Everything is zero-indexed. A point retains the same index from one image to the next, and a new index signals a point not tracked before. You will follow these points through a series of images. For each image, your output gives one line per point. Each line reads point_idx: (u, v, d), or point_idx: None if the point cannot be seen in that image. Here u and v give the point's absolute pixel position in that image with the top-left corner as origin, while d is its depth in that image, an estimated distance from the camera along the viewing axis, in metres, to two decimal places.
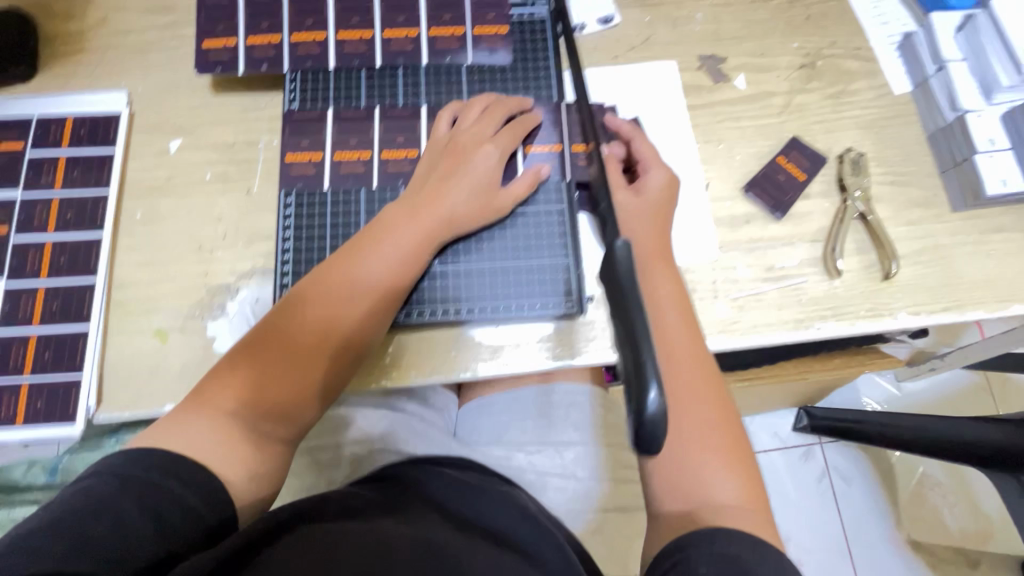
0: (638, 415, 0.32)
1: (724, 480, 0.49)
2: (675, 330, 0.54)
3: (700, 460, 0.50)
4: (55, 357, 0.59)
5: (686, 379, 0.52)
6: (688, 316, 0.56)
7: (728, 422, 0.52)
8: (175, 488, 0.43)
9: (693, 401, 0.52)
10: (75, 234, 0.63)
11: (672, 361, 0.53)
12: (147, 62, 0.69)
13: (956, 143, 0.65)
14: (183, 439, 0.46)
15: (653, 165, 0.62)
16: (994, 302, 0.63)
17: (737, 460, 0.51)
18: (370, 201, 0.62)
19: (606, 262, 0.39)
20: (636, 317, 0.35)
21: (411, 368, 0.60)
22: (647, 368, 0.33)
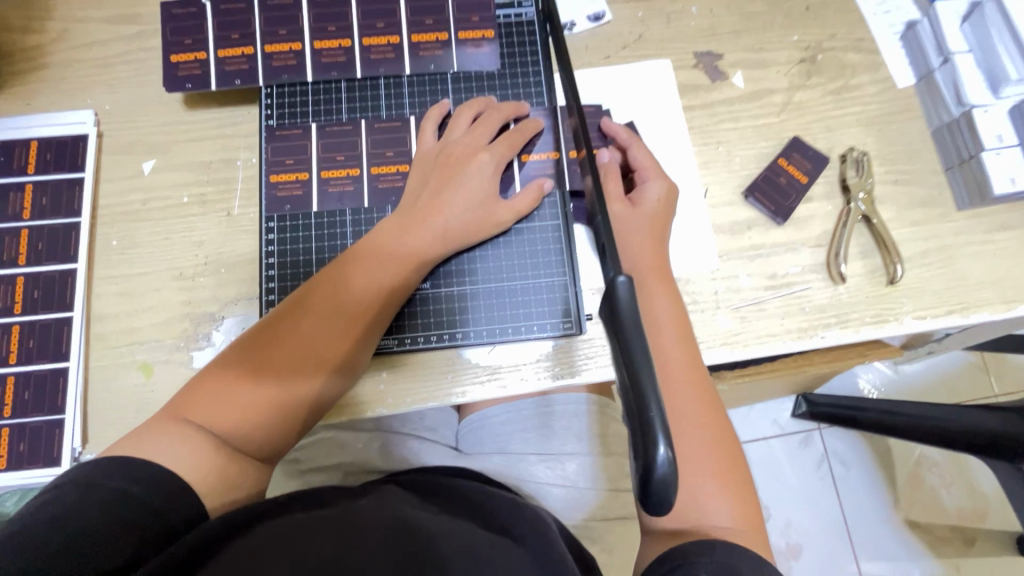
0: (647, 473, 0.31)
1: (721, 503, 0.49)
2: (673, 348, 0.53)
3: (696, 481, 0.49)
4: (35, 396, 0.57)
5: (684, 398, 0.51)
6: (687, 332, 0.54)
7: (726, 444, 0.51)
8: (143, 491, 0.42)
9: (691, 420, 0.51)
10: (48, 266, 0.60)
11: (669, 379, 0.52)
12: (113, 77, 0.66)
13: (962, 140, 0.63)
14: (155, 454, 0.44)
15: (651, 176, 0.60)
16: (1001, 303, 0.62)
17: (734, 482, 0.50)
18: (357, 222, 0.60)
19: (606, 297, 0.36)
20: (642, 365, 0.33)
21: (406, 395, 0.58)
22: (654, 424, 0.31)
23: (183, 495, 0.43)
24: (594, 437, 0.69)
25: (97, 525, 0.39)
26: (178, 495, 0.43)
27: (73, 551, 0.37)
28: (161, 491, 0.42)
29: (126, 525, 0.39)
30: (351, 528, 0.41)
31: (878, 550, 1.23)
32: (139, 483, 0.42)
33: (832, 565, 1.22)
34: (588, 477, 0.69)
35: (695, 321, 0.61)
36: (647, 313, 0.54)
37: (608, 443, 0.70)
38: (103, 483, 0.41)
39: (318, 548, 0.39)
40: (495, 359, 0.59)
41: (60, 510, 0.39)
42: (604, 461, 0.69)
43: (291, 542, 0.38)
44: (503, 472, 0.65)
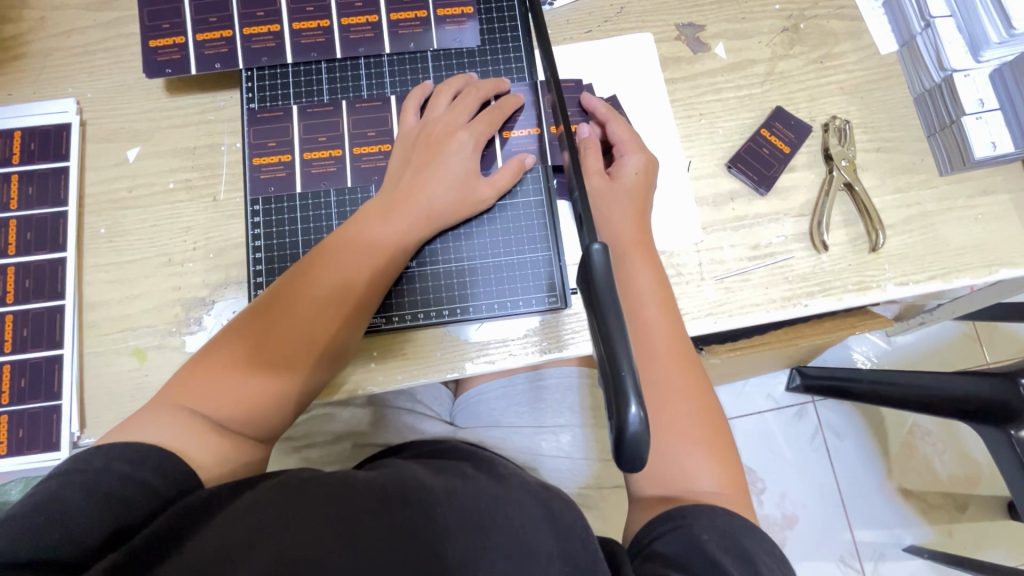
0: (621, 433, 0.32)
1: (704, 467, 0.50)
2: (655, 319, 0.54)
3: (679, 448, 0.50)
4: (32, 384, 0.58)
5: (666, 368, 0.52)
6: (670, 304, 0.55)
7: (708, 411, 0.52)
8: (127, 468, 0.42)
9: (675, 389, 0.52)
10: (37, 256, 0.60)
11: (652, 350, 0.53)
12: (93, 65, 0.65)
13: (944, 105, 0.63)
14: (144, 435, 0.45)
15: (629, 149, 0.60)
16: (982, 267, 0.62)
17: (718, 447, 0.51)
18: (341, 202, 0.60)
19: (582, 267, 0.37)
20: (616, 330, 0.34)
21: (398, 372, 0.60)
22: (626, 385, 0.32)
23: (168, 468, 0.44)
24: (588, 409, 0.71)
25: (82, 506, 0.40)
26: (167, 468, 0.44)
27: (60, 530, 0.39)
28: (145, 465, 0.43)
29: (112, 502, 0.41)
30: (341, 498, 0.43)
31: (871, 518, 1.26)
32: (122, 461, 0.43)
33: (826, 534, 1.25)
34: (579, 447, 0.70)
35: (680, 292, 0.62)
36: (629, 286, 0.55)
37: (599, 416, 0.72)
38: (86, 464, 0.42)
39: (308, 518, 0.41)
40: (484, 335, 0.60)
41: (48, 493, 0.40)
42: (595, 432, 0.70)
43: (281, 515, 0.41)
44: (499, 444, 0.68)
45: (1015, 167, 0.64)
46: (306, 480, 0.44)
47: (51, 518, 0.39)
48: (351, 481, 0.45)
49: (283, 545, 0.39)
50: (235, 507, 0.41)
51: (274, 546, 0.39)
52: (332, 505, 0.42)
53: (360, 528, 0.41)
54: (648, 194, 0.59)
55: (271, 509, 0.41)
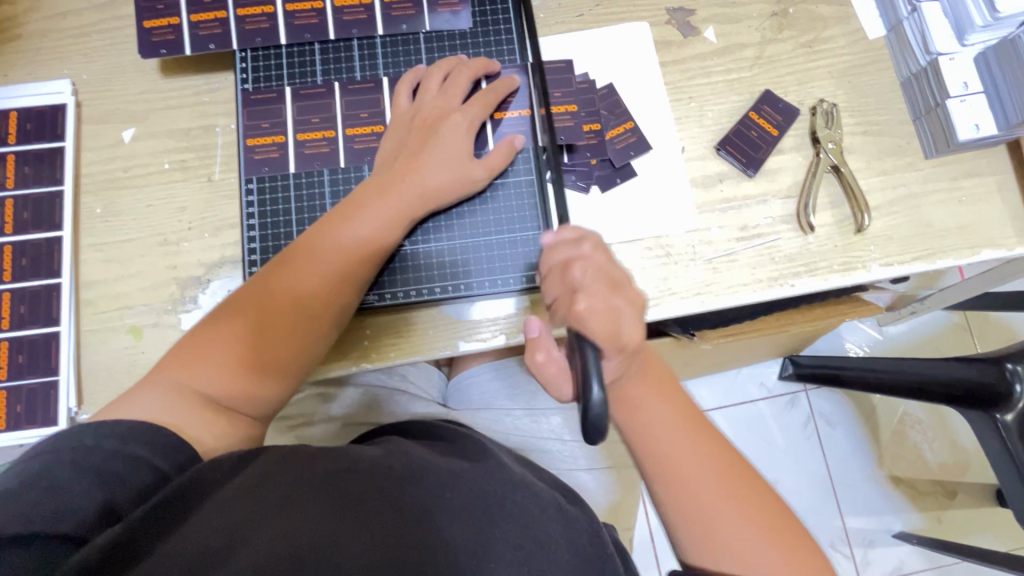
0: (588, 406, 0.42)
1: (765, 552, 0.44)
2: (657, 410, 0.48)
3: (723, 527, 0.45)
4: (29, 360, 0.59)
5: (690, 457, 0.47)
6: (666, 386, 0.50)
7: (744, 477, 0.47)
8: (117, 444, 0.43)
9: (702, 481, 0.46)
10: (34, 235, 0.61)
11: (669, 455, 0.47)
12: (88, 47, 0.66)
13: (929, 89, 0.64)
14: (145, 410, 0.46)
15: (571, 241, 0.49)
16: (966, 248, 0.63)
17: (772, 518, 0.46)
18: (335, 182, 0.61)
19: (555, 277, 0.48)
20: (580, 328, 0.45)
21: (391, 349, 0.61)
22: (591, 369, 0.43)
23: (158, 442, 0.44)
24: None
25: (72, 482, 0.39)
26: (159, 445, 0.44)
27: (50, 503, 0.38)
28: (134, 441, 0.43)
29: (104, 477, 0.40)
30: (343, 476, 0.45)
31: (862, 505, 1.27)
32: (112, 437, 0.43)
33: (818, 521, 1.26)
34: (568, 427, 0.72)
35: (669, 273, 0.63)
36: (625, 387, 0.49)
37: None
38: (74, 441, 0.42)
39: (313, 495, 0.43)
40: (478, 313, 0.61)
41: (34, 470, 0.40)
42: None
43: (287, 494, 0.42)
44: (493, 426, 0.69)
45: (999, 150, 0.65)
46: (311, 455, 0.47)
47: (41, 493, 0.38)
48: (356, 460, 0.48)
49: (289, 521, 0.40)
50: (241, 480, 0.42)
51: (280, 519, 0.40)
52: (338, 481, 0.44)
53: (362, 506, 0.43)
54: (612, 283, 0.46)
55: (278, 480, 0.43)
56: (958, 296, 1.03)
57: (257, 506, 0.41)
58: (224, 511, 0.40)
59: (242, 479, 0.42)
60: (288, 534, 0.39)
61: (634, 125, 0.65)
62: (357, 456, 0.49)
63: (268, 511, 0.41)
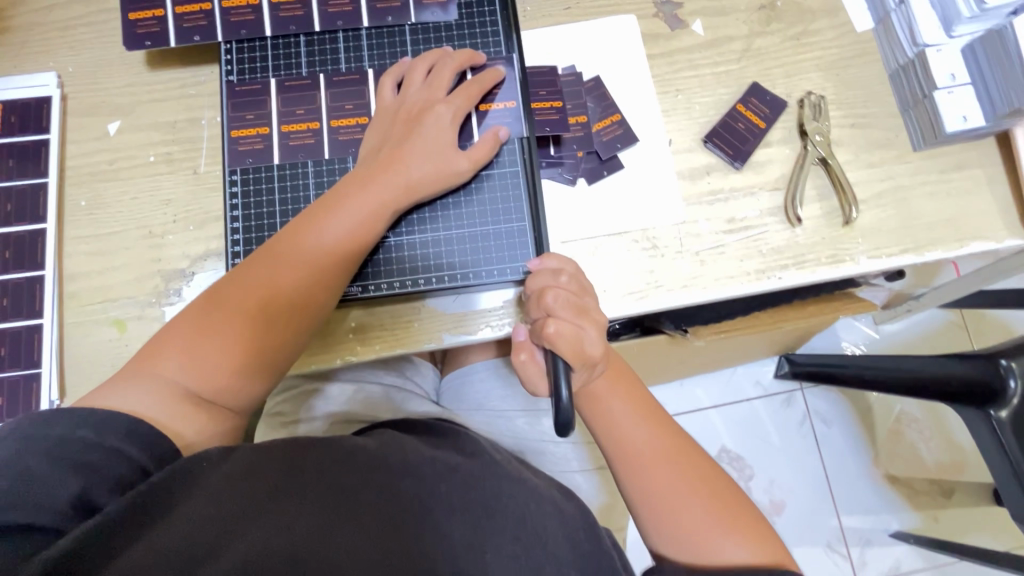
0: (557, 404, 0.48)
1: (725, 540, 0.48)
2: (621, 409, 0.54)
3: (687, 517, 0.49)
4: (12, 352, 0.59)
5: (653, 453, 0.52)
6: (632, 391, 0.56)
7: (702, 469, 0.52)
8: (93, 435, 0.42)
9: (664, 476, 0.51)
10: (17, 227, 0.61)
11: (634, 450, 0.52)
12: (74, 40, 0.66)
13: (917, 80, 0.63)
14: (121, 403, 0.45)
15: (550, 270, 0.55)
16: (954, 241, 0.63)
17: (732, 512, 0.50)
18: (319, 174, 0.60)
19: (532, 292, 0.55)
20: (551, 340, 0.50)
21: (376, 341, 0.61)
22: (560, 371, 0.49)
23: (137, 433, 0.43)
24: None
25: (45, 472, 0.39)
26: (136, 435, 0.43)
27: (21, 493, 0.38)
28: (112, 433, 0.42)
29: (78, 468, 0.40)
30: (332, 471, 0.45)
31: (858, 504, 1.27)
32: (88, 427, 0.42)
33: (813, 520, 1.26)
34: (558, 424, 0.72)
35: (657, 265, 0.62)
36: (594, 392, 0.55)
37: None
38: (48, 429, 0.41)
39: (303, 488, 0.42)
40: (463, 307, 0.61)
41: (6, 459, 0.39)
42: None
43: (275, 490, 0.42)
44: (485, 428, 0.70)
45: (988, 142, 0.65)
46: (307, 447, 0.46)
47: (14, 483, 0.38)
48: (353, 452, 0.48)
49: (282, 517, 0.40)
50: (225, 474, 0.42)
51: (273, 515, 0.40)
52: (332, 476, 0.44)
53: (355, 502, 0.43)
54: (579, 307, 0.52)
55: (271, 474, 0.43)
56: (953, 293, 1.03)
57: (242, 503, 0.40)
58: (208, 508, 0.39)
59: (225, 472, 0.42)
60: (282, 531, 0.40)
61: (621, 118, 0.65)
62: (354, 448, 0.48)
63: (260, 507, 0.40)
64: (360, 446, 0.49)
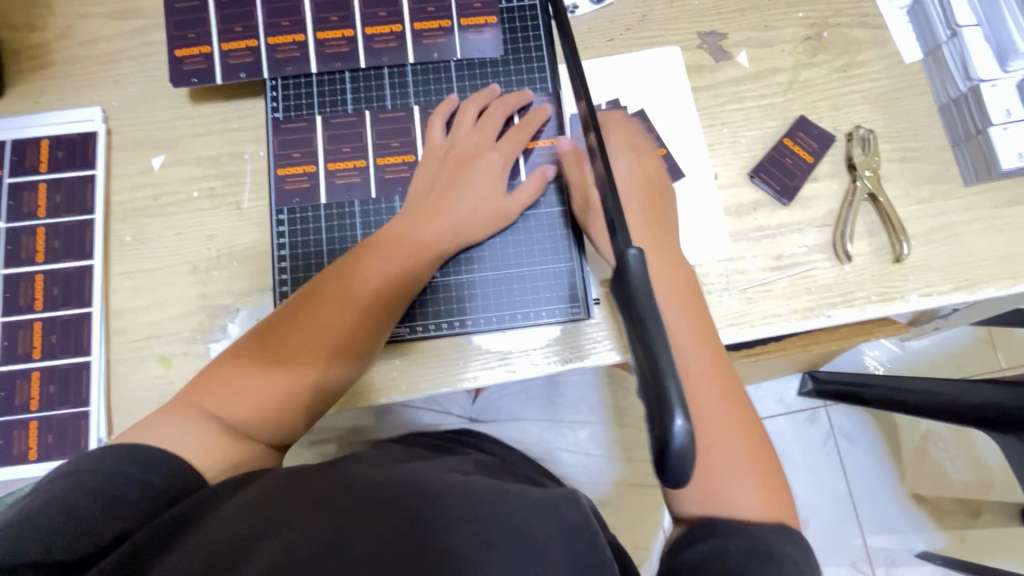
0: (664, 446, 0.31)
1: (743, 486, 0.46)
2: (679, 320, 0.50)
3: (717, 453, 0.46)
4: (60, 390, 0.59)
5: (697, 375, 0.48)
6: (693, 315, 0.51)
7: (744, 414, 0.48)
8: (137, 471, 0.42)
9: (712, 402, 0.48)
10: (66, 263, 0.61)
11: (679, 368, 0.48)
12: (118, 74, 0.66)
13: (970, 116, 0.62)
14: (173, 439, 0.45)
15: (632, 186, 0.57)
16: (1007, 279, 0.62)
17: (760, 459, 0.47)
18: (366, 213, 0.60)
19: (616, 271, 0.36)
20: (654, 330, 0.33)
21: (418, 380, 0.60)
22: (671, 397, 0.31)
23: (176, 472, 0.44)
24: (605, 407, 0.74)
25: (87, 501, 0.39)
26: (175, 474, 0.44)
27: (59, 528, 0.38)
28: (155, 469, 0.43)
29: (117, 502, 0.40)
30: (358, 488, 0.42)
31: (884, 524, 1.24)
32: (130, 462, 0.43)
33: (839, 540, 1.23)
34: (591, 437, 0.73)
35: None
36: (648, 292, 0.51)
37: (614, 408, 0.74)
38: (95, 464, 0.42)
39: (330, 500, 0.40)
40: (509, 343, 0.60)
41: (50, 487, 0.40)
42: (615, 430, 0.73)
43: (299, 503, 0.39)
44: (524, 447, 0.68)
45: None
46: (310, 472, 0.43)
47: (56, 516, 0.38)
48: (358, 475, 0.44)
49: (293, 534, 0.37)
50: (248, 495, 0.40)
51: (286, 530, 0.37)
52: (341, 493, 0.41)
53: (369, 513, 0.39)
54: (654, 207, 0.56)
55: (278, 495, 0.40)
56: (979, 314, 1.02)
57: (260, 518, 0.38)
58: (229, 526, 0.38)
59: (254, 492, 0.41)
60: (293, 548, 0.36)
61: (666, 153, 0.64)
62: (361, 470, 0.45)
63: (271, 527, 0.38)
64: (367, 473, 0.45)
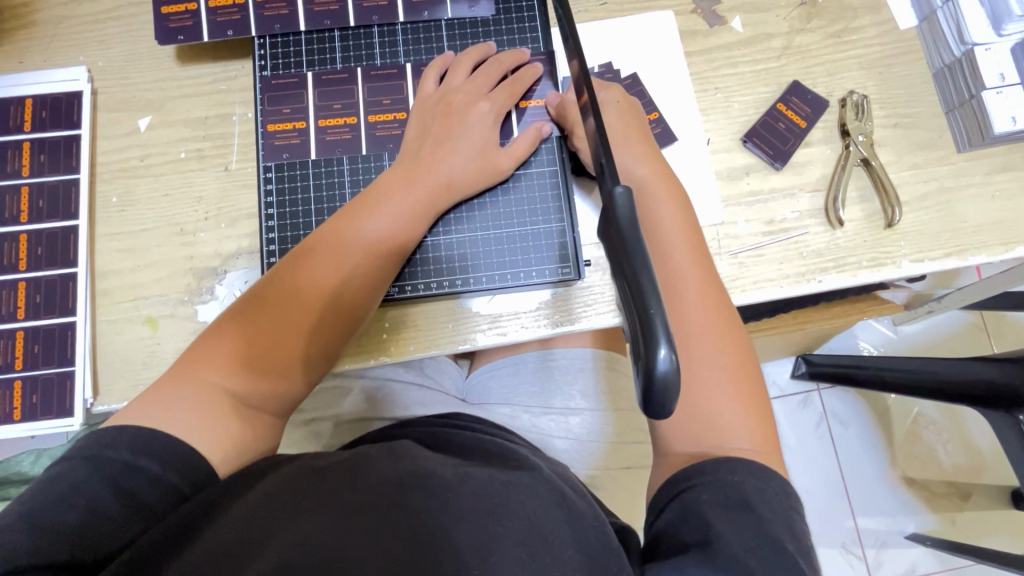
0: (649, 376, 0.30)
1: (731, 412, 0.46)
2: (679, 252, 0.51)
3: (707, 381, 0.47)
4: (45, 350, 0.58)
5: (695, 302, 0.49)
6: (697, 249, 0.52)
7: (738, 346, 0.48)
8: (151, 463, 0.42)
9: (705, 330, 0.48)
10: (50, 223, 0.60)
11: (679, 290, 0.49)
12: (104, 33, 0.65)
13: (964, 80, 0.62)
14: (166, 413, 0.44)
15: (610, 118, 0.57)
16: (998, 245, 0.62)
17: (747, 385, 0.47)
18: (355, 172, 0.60)
19: (605, 212, 0.36)
20: (641, 268, 0.33)
21: (410, 342, 0.60)
22: (656, 326, 0.30)
23: (187, 462, 0.43)
24: (602, 392, 0.68)
25: (107, 499, 0.40)
26: (186, 469, 0.43)
27: (72, 524, 0.38)
28: (170, 465, 0.42)
29: (130, 500, 0.40)
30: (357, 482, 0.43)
31: (873, 505, 1.23)
32: (128, 446, 0.42)
33: (829, 520, 1.23)
34: (583, 424, 0.67)
35: None
36: (649, 217, 0.52)
37: (609, 392, 0.69)
38: (95, 454, 0.41)
39: (332, 496, 0.42)
40: (498, 306, 0.60)
41: (66, 482, 0.40)
42: (609, 415, 0.68)
43: (300, 501, 0.41)
44: (509, 423, 0.65)
45: None
46: (319, 468, 0.44)
47: (79, 516, 0.39)
48: (364, 466, 0.45)
49: (298, 531, 0.39)
50: (256, 492, 0.42)
51: (292, 527, 0.39)
52: (345, 491, 0.42)
53: (373, 510, 0.41)
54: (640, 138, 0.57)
55: (287, 490, 0.42)
56: (956, 302, 1.05)
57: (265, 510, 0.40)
58: (236, 518, 0.40)
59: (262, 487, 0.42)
60: (297, 546, 0.38)
61: (659, 117, 0.64)
62: (365, 460, 0.46)
63: (277, 525, 0.39)
64: (372, 461, 0.46)
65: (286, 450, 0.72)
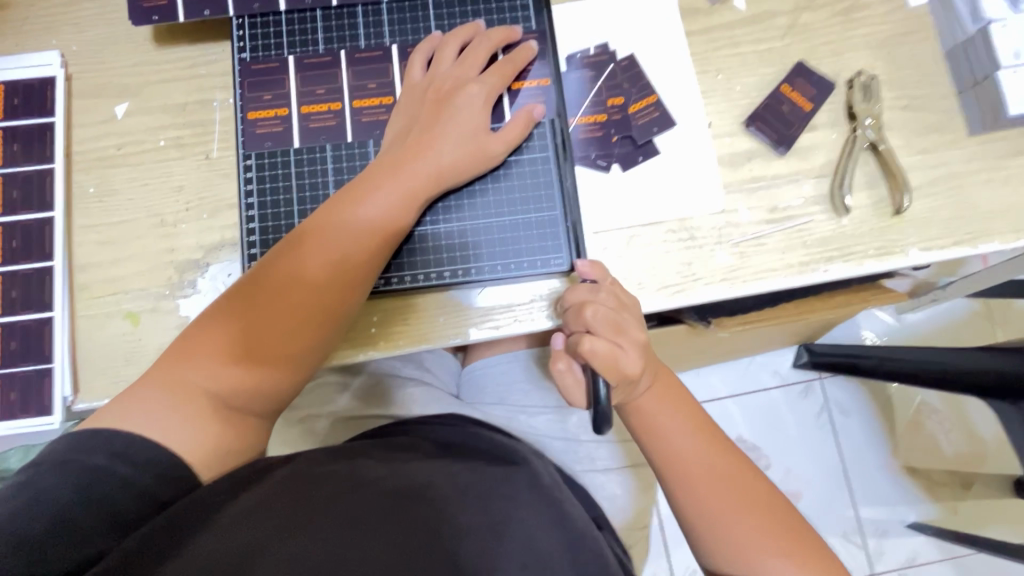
0: None
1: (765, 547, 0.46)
2: (663, 412, 0.51)
3: (732, 526, 0.47)
4: (22, 346, 0.56)
5: (692, 454, 0.49)
6: (684, 404, 0.52)
7: (746, 477, 0.49)
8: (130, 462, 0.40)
9: (708, 477, 0.48)
10: (25, 215, 0.58)
11: (683, 471, 0.49)
12: (77, 15, 0.62)
13: (977, 59, 0.59)
14: (144, 414, 0.43)
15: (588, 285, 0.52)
16: (1011, 232, 0.59)
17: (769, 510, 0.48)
18: (339, 158, 0.57)
19: None
20: None
21: (398, 337, 0.58)
22: None
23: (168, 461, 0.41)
24: None
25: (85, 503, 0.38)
26: (165, 473, 0.41)
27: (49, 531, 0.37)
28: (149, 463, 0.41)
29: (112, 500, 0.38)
30: (348, 497, 0.41)
31: (875, 496, 1.22)
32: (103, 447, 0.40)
33: (828, 509, 1.22)
34: (581, 421, 0.65)
35: (694, 257, 0.59)
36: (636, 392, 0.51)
37: None
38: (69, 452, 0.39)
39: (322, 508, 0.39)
40: (490, 300, 0.58)
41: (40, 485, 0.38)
42: None
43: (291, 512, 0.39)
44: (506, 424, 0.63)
45: None
46: (319, 477, 0.42)
47: (50, 524, 0.37)
48: (363, 478, 0.43)
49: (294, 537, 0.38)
50: (242, 502, 0.40)
51: (280, 545, 0.37)
52: (341, 502, 0.40)
53: (369, 526, 0.39)
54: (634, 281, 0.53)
55: (278, 501, 0.40)
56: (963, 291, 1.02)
57: (253, 524, 0.38)
58: (225, 527, 0.38)
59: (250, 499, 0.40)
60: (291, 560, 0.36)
61: (657, 100, 0.61)
62: (363, 473, 0.44)
63: (270, 536, 0.37)
64: (373, 471, 0.45)
65: (277, 447, 0.70)
